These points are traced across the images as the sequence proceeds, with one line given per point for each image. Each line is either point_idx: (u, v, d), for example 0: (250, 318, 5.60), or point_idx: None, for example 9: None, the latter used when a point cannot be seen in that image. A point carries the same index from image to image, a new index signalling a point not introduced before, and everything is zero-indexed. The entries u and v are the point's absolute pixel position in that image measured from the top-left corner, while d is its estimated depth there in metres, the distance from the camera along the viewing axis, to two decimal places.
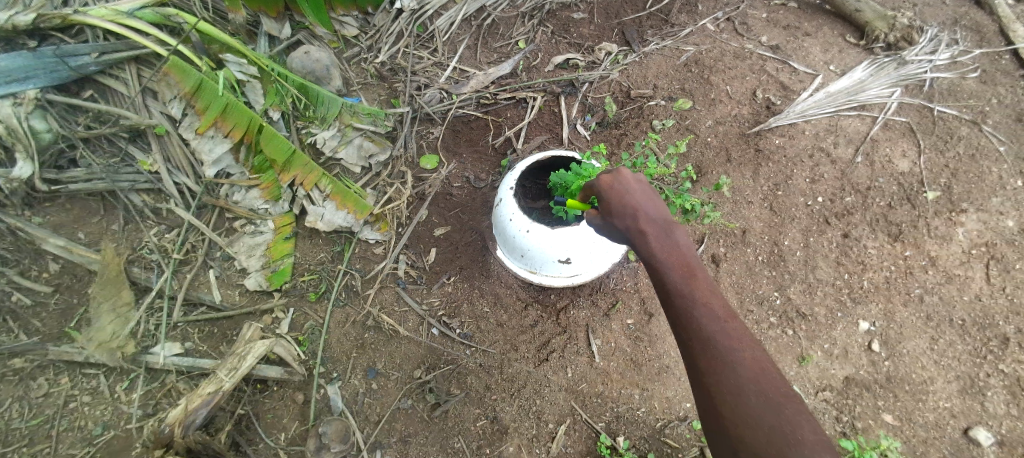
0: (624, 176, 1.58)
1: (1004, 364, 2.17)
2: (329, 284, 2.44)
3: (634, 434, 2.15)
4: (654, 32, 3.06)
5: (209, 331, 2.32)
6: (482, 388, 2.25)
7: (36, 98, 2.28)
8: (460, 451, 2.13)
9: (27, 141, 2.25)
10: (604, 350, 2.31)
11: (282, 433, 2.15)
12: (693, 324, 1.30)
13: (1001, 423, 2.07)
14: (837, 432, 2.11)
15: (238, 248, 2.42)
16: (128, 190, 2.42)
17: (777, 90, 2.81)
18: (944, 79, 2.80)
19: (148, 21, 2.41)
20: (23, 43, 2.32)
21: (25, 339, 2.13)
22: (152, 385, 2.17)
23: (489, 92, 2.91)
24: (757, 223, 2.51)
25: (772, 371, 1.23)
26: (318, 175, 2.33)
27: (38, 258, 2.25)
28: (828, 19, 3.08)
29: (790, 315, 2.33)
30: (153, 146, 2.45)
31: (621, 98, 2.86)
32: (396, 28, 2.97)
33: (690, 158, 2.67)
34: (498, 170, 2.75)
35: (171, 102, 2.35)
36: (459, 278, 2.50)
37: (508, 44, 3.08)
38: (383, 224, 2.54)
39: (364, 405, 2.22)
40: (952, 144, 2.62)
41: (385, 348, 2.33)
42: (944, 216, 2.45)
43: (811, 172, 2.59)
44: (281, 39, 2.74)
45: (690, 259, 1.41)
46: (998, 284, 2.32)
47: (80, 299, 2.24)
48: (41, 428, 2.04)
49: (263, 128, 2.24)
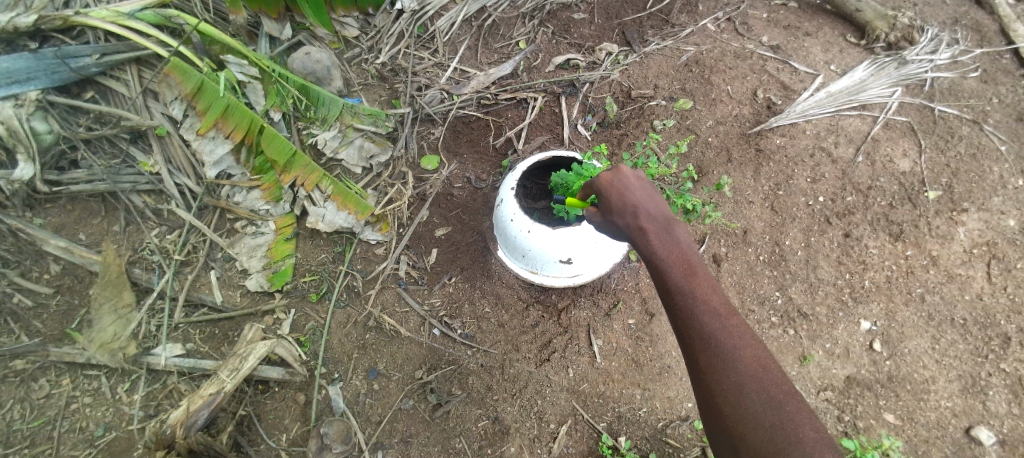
0: (624, 173, 1.58)
1: (1005, 363, 2.17)
2: (329, 285, 2.44)
3: (635, 434, 2.15)
4: (654, 33, 3.06)
5: (210, 331, 2.32)
6: (483, 389, 2.25)
7: (37, 99, 2.28)
8: (461, 451, 2.13)
9: (28, 142, 2.25)
10: (604, 350, 2.31)
11: (283, 434, 2.15)
12: (693, 321, 1.30)
13: (1002, 423, 2.07)
14: (839, 432, 2.11)
15: (239, 249, 2.42)
16: (129, 191, 2.42)
17: (777, 90, 2.81)
18: (945, 78, 2.80)
19: (149, 23, 2.41)
20: (25, 44, 2.33)
21: (27, 340, 2.14)
22: (153, 386, 2.17)
23: (490, 93, 2.91)
24: (758, 223, 2.51)
25: (772, 369, 1.23)
26: (318, 176, 2.33)
27: (39, 259, 2.25)
28: (828, 19, 3.09)
29: (790, 315, 2.33)
30: (154, 147, 2.46)
31: (621, 98, 2.87)
32: (396, 29, 2.97)
33: (690, 158, 2.67)
34: (498, 171, 2.76)
35: (172, 103, 2.35)
36: (460, 279, 2.50)
37: (508, 45, 3.08)
38: (384, 224, 2.54)
39: (365, 406, 2.21)
40: (953, 144, 2.62)
41: (386, 348, 2.33)
42: (945, 216, 2.45)
43: (812, 172, 2.59)
44: (282, 40, 2.74)
45: (691, 257, 1.41)
46: (999, 284, 2.32)
47: (81, 300, 2.24)
48: (43, 430, 2.04)
49: (264, 129, 2.24)
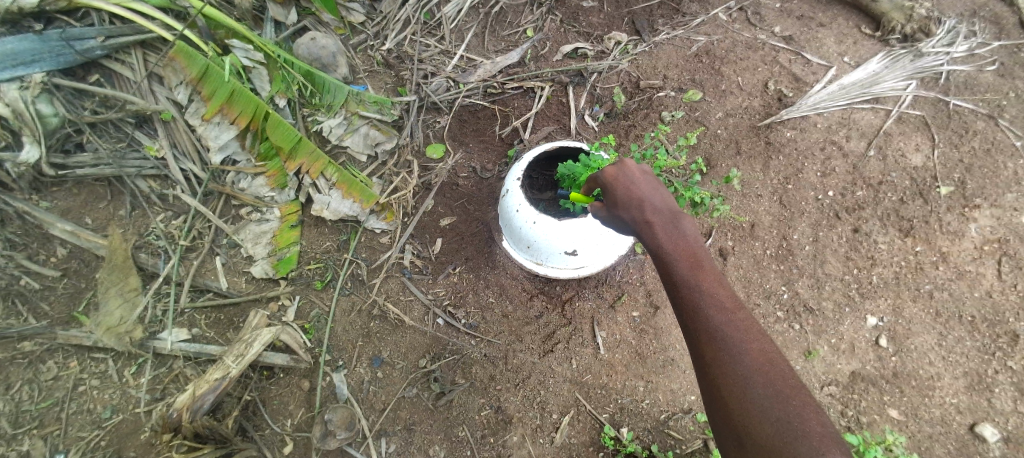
0: (629, 167, 1.56)
1: (1012, 361, 2.16)
2: (334, 273, 2.44)
3: (637, 427, 2.16)
4: (665, 22, 3.01)
5: (216, 317, 2.33)
6: (486, 378, 2.25)
7: (42, 82, 2.26)
8: (464, 440, 2.15)
9: (33, 125, 2.23)
10: (609, 342, 2.31)
11: (288, 420, 2.17)
12: (699, 315, 1.29)
13: (1008, 420, 2.07)
14: (842, 426, 2.11)
15: (244, 236, 2.41)
16: (134, 175, 2.42)
17: (789, 81, 2.77)
18: (961, 71, 2.74)
19: (153, 5, 2.40)
20: (29, 26, 2.31)
21: (34, 323, 2.15)
22: (159, 370, 2.19)
23: (497, 81, 2.88)
24: (767, 217, 2.49)
25: (779, 363, 1.22)
26: (324, 163, 2.31)
27: (46, 243, 2.26)
28: (843, 10, 3.03)
29: (797, 309, 2.32)
30: (159, 132, 2.45)
31: (630, 89, 2.83)
32: (403, 15, 2.94)
33: (700, 149, 2.63)
34: (504, 161, 2.74)
35: (177, 88, 2.35)
36: (465, 269, 2.49)
37: (515, 33, 3.04)
38: (389, 213, 2.52)
39: (369, 393, 2.23)
40: (967, 138, 2.58)
41: (391, 337, 2.33)
42: (957, 212, 2.42)
43: (823, 165, 2.56)
44: (287, 25, 2.70)
45: (697, 248, 1.39)
46: (1010, 281, 2.29)
47: (87, 284, 2.25)
48: (51, 411, 2.07)
49: (269, 115, 2.23)
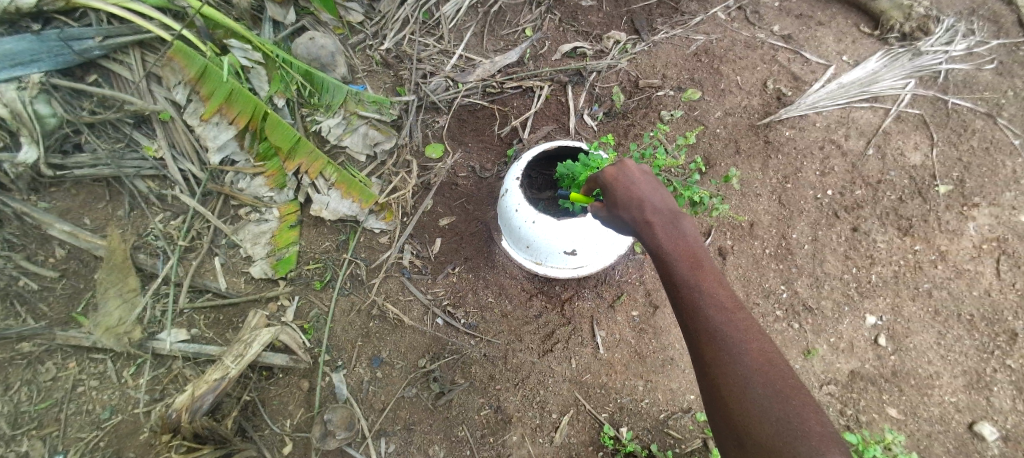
0: (629, 167, 1.56)
1: (1011, 359, 2.16)
2: (334, 273, 2.44)
3: (637, 426, 2.15)
4: (664, 21, 3.01)
5: (215, 317, 2.33)
6: (486, 378, 2.25)
7: (40, 82, 2.25)
8: (464, 440, 2.14)
9: (32, 125, 2.22)
10: (608, 341, 2.31)
11: (288, 420, 2.17)
12: (699, 315, 1.29)
13: (1006, 419, 2.07)
14: (841, 425, 2.11)
15: (243, 236, 2.41)
16: (133, 176, 2.42)
17: (788, 80, 2.77)
18: (960, 70, 2.74)
19: (152, 5, 2.40)
20: (27, 26, 2.31)
21: (33, 323, 2.15)
22: (158, 370, 2.19)
23: (496, 81, 2.87)
24: (766, 216, 2.49)
25: (779, 363, 1.22)
26: (323, 163, 2.31)
27: (45, 243, 2.26)
28: (842, 8, 3.03)
29: (796, 308, 2.32)
30: (158, 132, 2.45)
31: (629, 88, 2.83)
32: (402, 14, 2.94)
33: (699, 149, 2.63)
34: (504, 160, 2.74)
35: (175, 88, 2.34)
36: (465, 268, 2.49)
37: (514, 32, 3.04)
38: (388, 213, 2.52)
39: (369, 393, 2.23)
40: (966, 137, 2.58)
41: (391, 337, 2.33)
42: (956, 211, 2.42)
43: (822, 164, 2.56)
44: (285, 25, 2.70)
45: (696, 248, 1.39)
46: (1009, 279, 2.30)
47: (86, 285, 2.25)
48: (50, 412, 2.06)
49: (268, 115, 2.23)
